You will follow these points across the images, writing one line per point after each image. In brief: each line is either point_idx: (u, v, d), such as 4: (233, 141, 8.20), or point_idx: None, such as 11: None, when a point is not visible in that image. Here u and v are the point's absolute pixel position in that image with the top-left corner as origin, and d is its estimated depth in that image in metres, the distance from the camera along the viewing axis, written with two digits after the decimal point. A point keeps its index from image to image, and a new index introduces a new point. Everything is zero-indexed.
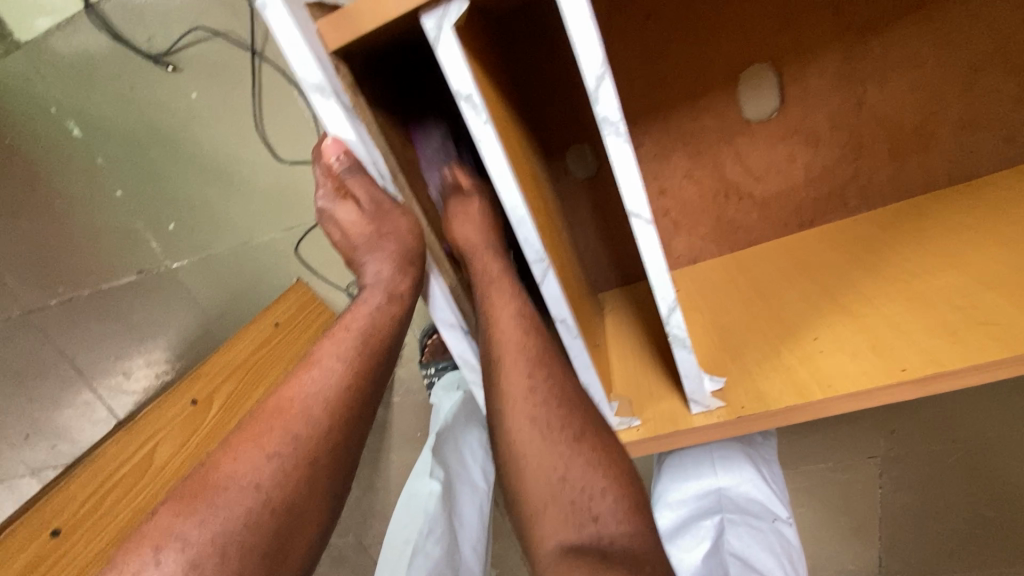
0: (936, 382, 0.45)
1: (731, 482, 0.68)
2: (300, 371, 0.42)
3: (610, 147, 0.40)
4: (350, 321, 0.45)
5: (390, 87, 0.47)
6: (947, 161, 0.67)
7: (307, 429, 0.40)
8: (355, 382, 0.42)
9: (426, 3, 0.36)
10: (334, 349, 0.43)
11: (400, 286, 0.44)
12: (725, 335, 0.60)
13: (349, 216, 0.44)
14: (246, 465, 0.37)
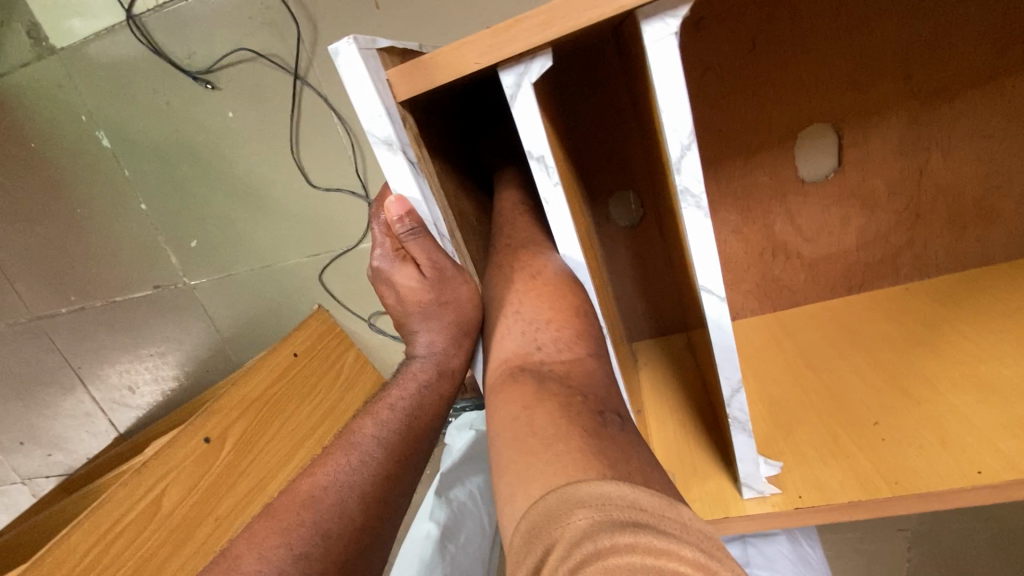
0: (1016, 490, 0.42)
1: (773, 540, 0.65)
2: (333, 453, 0.41)
3: (687, 218, 0.38)
4: (394, 398, 0.43)
5: (449, 133, 0.44)
6: (1008, 236, 0.65)
7: (341, 521, 0.37)
8: (394, 466, 0.40)
9: (509, 59, 0.33)
10: (373, 430, 0.42)
11: (452, 362, 0.43)
12: (775, 407, 0.57)
13: (408, 280, 0.42)
14: (268, 565, 0.34)
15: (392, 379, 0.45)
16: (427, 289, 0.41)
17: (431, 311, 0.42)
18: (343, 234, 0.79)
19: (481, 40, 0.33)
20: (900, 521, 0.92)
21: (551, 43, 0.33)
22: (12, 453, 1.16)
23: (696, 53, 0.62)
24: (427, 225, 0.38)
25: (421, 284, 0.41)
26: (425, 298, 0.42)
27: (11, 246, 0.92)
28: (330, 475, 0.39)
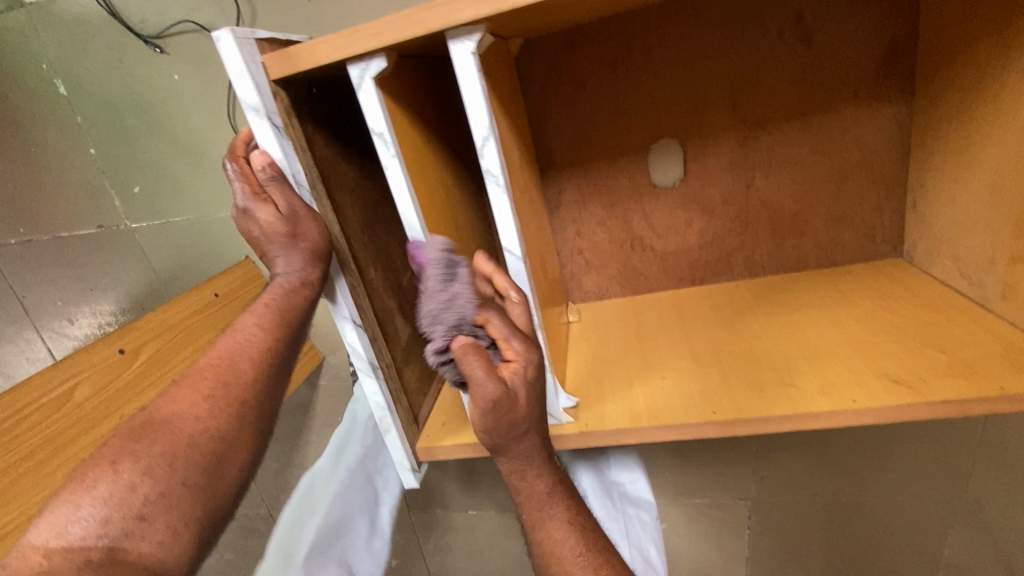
0: (735, 426, 0.55)
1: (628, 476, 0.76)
2: (227, 338, 0.54)
3: (491, 192, 0.50)
4: (268, 301, 0.54)
5: (337, 111, 0.56)
6: (817, 248, 0.79)
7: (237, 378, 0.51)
8: (277, 345, 0.54)
9: (353, 56, 0.45)
10: (255, 319, 0.54)
11: (312, 274, 0.51)
12: (599, 364, 0.70)
13: (267, 216, 0.49)
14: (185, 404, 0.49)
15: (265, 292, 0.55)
16: (283, 223, 0.48)
17: (287, 242, 0.49)
18: None
19: (330, 42, 0.44)
20: (741, 492, 1.06)
21: (384, 49, 0.45)
22: None
23: (571, 69, 0.74)
24: (286, 174, 0.48)
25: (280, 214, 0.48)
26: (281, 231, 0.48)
27: None
28: (232, 349, 0.53)
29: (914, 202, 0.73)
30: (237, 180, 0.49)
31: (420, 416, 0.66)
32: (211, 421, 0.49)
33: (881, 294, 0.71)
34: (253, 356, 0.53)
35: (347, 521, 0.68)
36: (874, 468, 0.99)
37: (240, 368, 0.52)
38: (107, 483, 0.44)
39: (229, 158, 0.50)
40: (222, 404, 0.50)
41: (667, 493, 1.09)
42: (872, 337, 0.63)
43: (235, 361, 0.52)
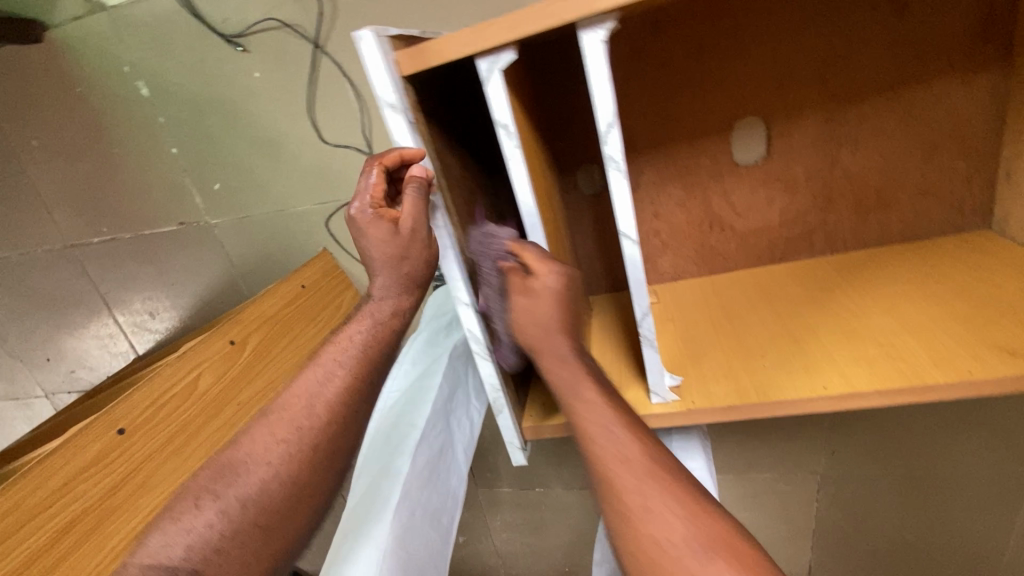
0: (845, 401, 0.56)
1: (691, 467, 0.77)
2: (297, 386, 0.60)
3: (611, 177, 0.51)
4: (359, 324, 0.62)
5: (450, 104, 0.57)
6: (903, 222, 0.78)
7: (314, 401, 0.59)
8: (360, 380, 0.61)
9: (485, 49, 0.46)
10: (342, 353, 0.61)
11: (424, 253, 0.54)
12: (691, 343, 0.71)
13: (374, 237, 0.53)
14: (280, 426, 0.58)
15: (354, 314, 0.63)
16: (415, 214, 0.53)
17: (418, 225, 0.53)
18: (348, 186, 0.91)
19: (465, 36, 0.45)
20: (811, 467, 1.07)
21: (515, 41, 0.45)
22: (39, 368, 1.30)
23: (655, 50, 0.74)
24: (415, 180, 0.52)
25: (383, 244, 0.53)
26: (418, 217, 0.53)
27: (53, 178, 1.03)
28: (312, 393, 0.59)
29: (1009, 173, 0.71)
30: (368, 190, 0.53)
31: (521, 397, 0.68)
32: (293, 462, 0.56)
33: (975, 265, 0.70)
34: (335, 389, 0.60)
35: (430, 470, 0.70)
36: (948, 444, 0.99)
37: (330, 409, 0.59)
38: (233, 491, 0.53)
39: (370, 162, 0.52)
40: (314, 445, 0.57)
41: (736, 469, 1.10)
42: (973, 310, 0.63)
43: (319, 407, 0.59)
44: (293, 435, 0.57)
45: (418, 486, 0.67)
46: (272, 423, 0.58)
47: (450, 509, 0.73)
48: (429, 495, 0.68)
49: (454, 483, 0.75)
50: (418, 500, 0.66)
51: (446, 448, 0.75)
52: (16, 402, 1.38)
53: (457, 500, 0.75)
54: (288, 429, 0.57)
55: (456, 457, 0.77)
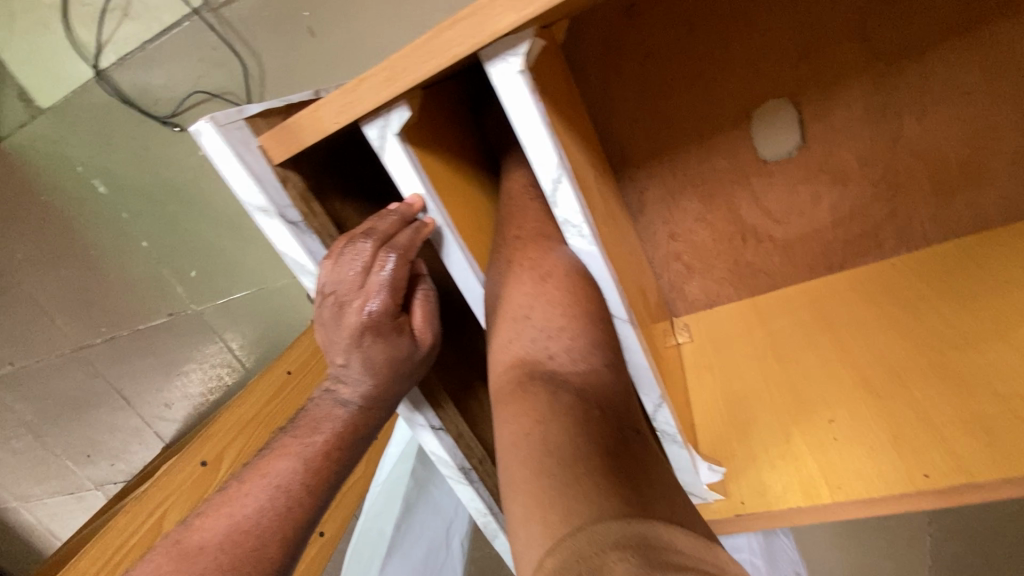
0: (965, 495, 0.39)
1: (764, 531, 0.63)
2: (219, 506, 0.38)
3: (575, 246, 0.37)
4: (305, 432, 0.39)
5: (373, 170, 0.45)
6: (1003, 198, 0.58)
7: (240, 535, 0.37)
8: (303, 495, 0.38)
9: (366, 113, 0.33)
10: (289, 457, 0.39)
11: (402, 358, 0.36)
12: (735, 404, 0.56)
13: (382, 349, 0.35)
14: None
15: (301, 413, 0.41)
16: (394, 298, 0.35)
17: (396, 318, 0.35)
18: None
19: (335, 101, 0.33)
20: None
21: (406, 93, 0.33)
22: (83, 465, 1.25)
23: (633, 41, 0.59)
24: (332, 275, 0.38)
25: (400, 356, 0.36)
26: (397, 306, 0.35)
27: (44, 286, 1.00)
28: (243, 507, 0.38)
29: None
30: (376, 282, 0.33)
31: None
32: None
33: None
34: (271, 505, 0.38)
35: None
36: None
37: (260, 545, 0.37)
38: None
39: (372, 237, 0.33)
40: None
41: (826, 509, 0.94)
42: None
43: (250, 525, 0.37)
44: None
45: None
46: (171, 566, 0.36)
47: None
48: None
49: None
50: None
51: (433, 552, 0.69)
52: (73, 495, 1.31)
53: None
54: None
55: (449, 558, 0.71)
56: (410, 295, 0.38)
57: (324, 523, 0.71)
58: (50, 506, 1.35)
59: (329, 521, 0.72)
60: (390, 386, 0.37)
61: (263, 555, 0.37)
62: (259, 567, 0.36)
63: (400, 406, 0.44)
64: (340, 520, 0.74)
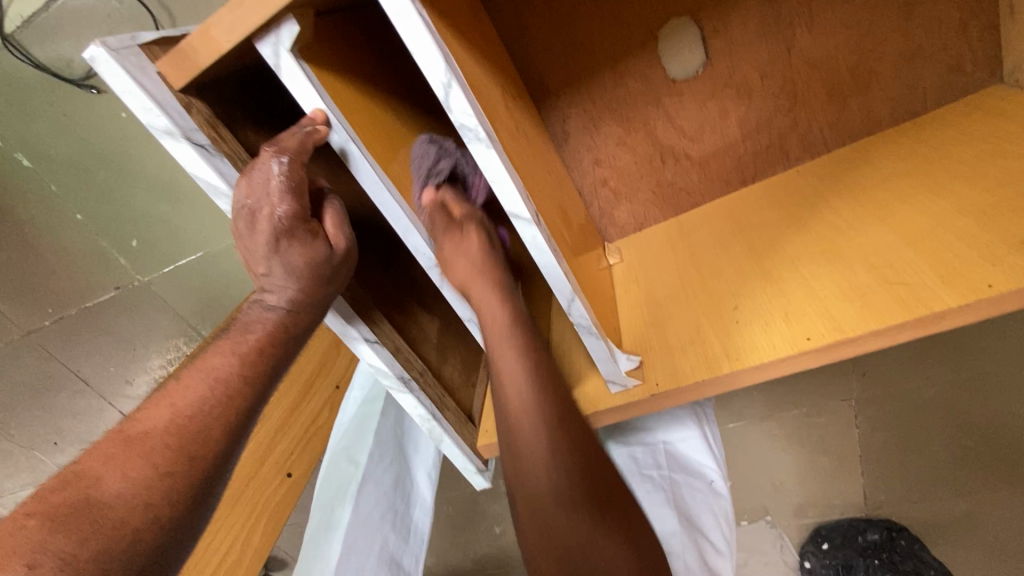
0: (838, 350, 0.45)
1: (692, 436, 0.70)
2: (160, 400, 0.38)
3: (475, 150, 0.40)
4: (237, 334, 0.41)
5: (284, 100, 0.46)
6: (892, 99, 0.64)
7: (183, 419, 0.37)
8: (242, 386, 0.39)
9: (257, 31, 0.35)
10: (225, 354, 0.40)
11: (319, 264, 0.39)
12: (655, 307, 0.61)
13: (300, 253, 0.38)
14: (130, 478, 0.34)
15: (232, 321, 0.43)
16: (303, 206, 0.37)
17: (306, 225, 0.38)
18: None
19: (224, 20, 0.35)
20: (843, 393, 1.03)
21: (291, 7, 0.34)
22: (48, 454, 1.20)
23: None
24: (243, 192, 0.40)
25: (318, 260, 0.39)
26: (306, 214, 0.38)
27: None
28: (186, 396, 0.38)
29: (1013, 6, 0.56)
30: (277, 186, 0.35)
31: (473, 410, 0.61)
32: (154, 497, 0.34)
33: (988, 136, 0.55)
34: (212, 395, 0.38)
35: (379, 510, 0.65)
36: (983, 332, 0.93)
37: (204, 431, 0.37)
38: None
39: (271, 146, 0.35)
40: (183, 480, 0.35)
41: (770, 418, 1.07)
42: (990, 197, 0.49)
43: (194, 411, 0.38)
44: (152, 459, 0.35)
45: (366, 527, 0.63)
46: (113, 452, 0.35)
47: (415, 545, 0.65)
48: (383, 536, 0.63)
49: (418, 515, 0.68)
50: (366, 547, 0.62)
51: (399, 480, 0.70)
52: (41, 486, 1.28)
53: (423, 538, 0.67)
54: (139, 459, 0.35)
55: (416, 488, 0.71)
56: (322, 214, 0.41)
57: (291, 464, 0.75)
58: (21, 500, 1.32)
59: (296, 463, 0.76)
60: (314, 288, 0.40)
61: (210, 441, 0.37)
62: (208, 448, 0.37)
63: (332, 320, 0.46)
64: (307, 462, 0.77)
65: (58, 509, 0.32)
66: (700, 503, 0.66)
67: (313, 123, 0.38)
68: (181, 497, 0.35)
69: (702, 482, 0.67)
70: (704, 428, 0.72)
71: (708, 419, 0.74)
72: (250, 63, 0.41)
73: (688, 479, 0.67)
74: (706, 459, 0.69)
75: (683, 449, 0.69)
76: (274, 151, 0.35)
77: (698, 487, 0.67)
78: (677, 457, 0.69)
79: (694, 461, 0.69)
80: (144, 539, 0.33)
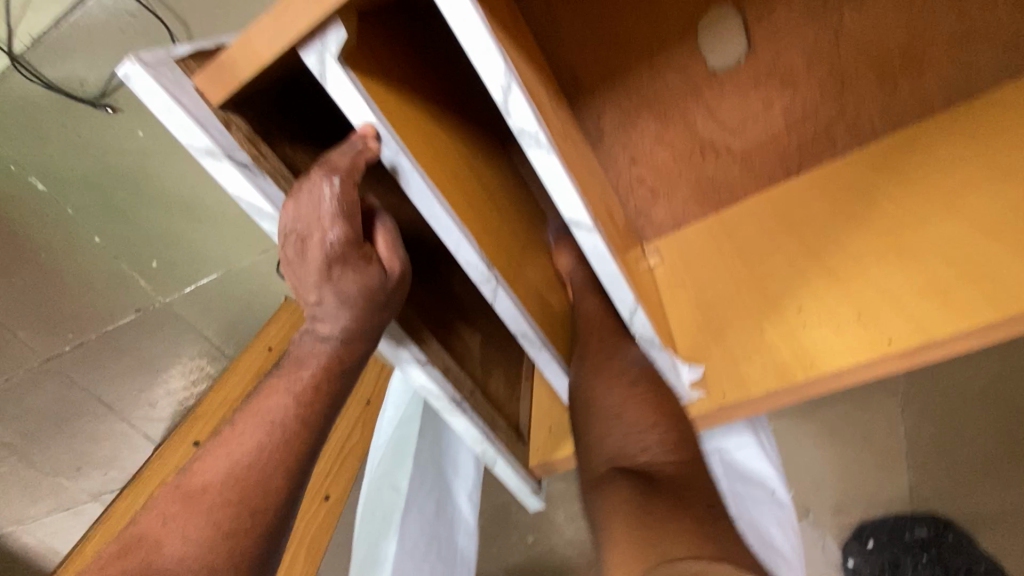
0: (923, 354, 0.42)
1: (749, 442, 0.65)
2: (216, 449, 0.37)
3: (533, 157, 0.37)
4: (290, 371, 0.39)
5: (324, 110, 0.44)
6: (947, 81, 0.60)
7: (238, 473, 0.36)
8: (297, 428, 0.37)
9: (302, 39, 0.32)
10: (276, 394, 0.38)
11: (373, 291, 0.37)
12: (708, 310, 0.58)
13: (354, 280, 0.36)
14: (193, 543, 0.33)
15: (282, 354, 0.40)
16: (355, 228, 0.34)
17: (358, 249, 0.35)
18: None
19: (267, 29, 0.32)
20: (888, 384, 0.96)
21: (338, 13, 0.31)
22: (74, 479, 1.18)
23: None
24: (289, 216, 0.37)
25: (372, 286, 0.36)
26: (359, 236, 0.35)
27: None
28: (241, 444, 0.37)
29: None
30: (330, 210, 0.33)
31: (521, 426, 0.59)
32: (214, 560, 0.33)
33: None
34: (267, 442, 0.37)
35: (426, 537, 0.65)
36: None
37: (260, 484, 0.36)
38: None
39: (320, 168, 0.33)
40: (244, 537, 0.34)
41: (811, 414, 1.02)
42: None
43: (249, 463, 0.36)
44: (212, 518, 0.34)
45: (416, 557, 0.63)
46: (173, 511, 0.35)
47: (463, 572, 0.67)
48: (430, 564, 0.64)
49: (462, 540, 0.69)
50: None
51: (443, 503, 0.70)
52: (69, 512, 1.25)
53: (470, 563, 0.69)
54: (200, 516, 0.34)
55: (459, 510, 0.71)
56: (371, 236, 0.38)
57: (329, 486, 0.73)
58: (50, 525, 1.30)
59: (334, 484, 0.74)
60: (369, 315, 0.37)
61: (269, 493, 0.36)
62: (265, 500, 0.36)
63: (383, 346, 0.44)
64: (345, 482, 0.75)
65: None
66: (767, 514, 0.63)
67: (363, 138, 0.36)
68: (243, 555, 0.34)
69: (763, 491, 0.64)
70: (757, 428, 0.67)
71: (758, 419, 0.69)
72: (288, 74, 0.38)
73: (750, 491, 0.64)
74: (764, 464, 0.65)
75: (740, 458, 0.65)
76: (325, 173, 0.33)
77: (759, 497, 0.64)
78: (736, 468, 0.65)
79: (753, 469, 0.65)
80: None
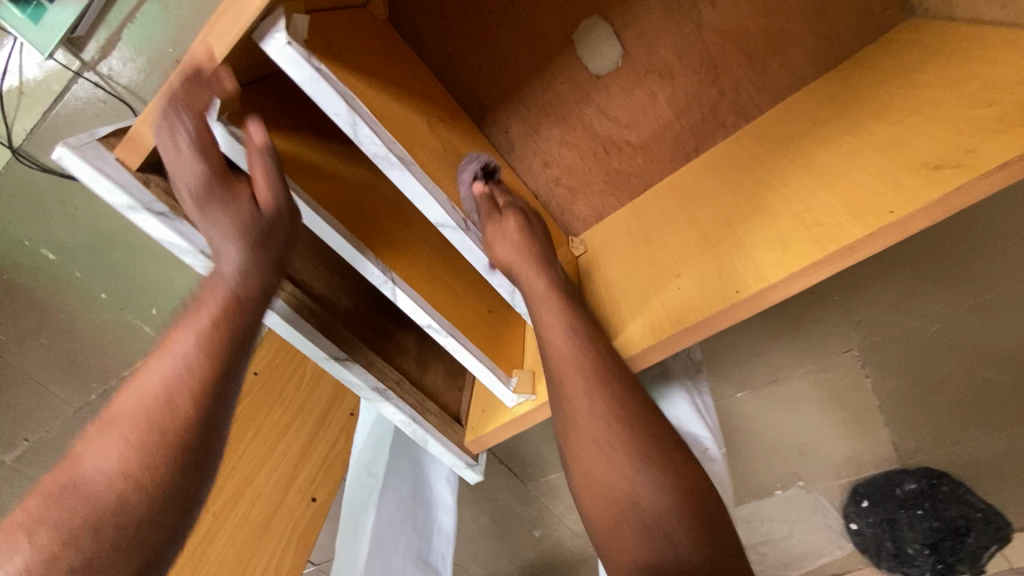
0: (765, 298, 0.48)
1: (681, 408, 0.73)
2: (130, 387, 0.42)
3: (393, 174, 0.46)
4: (193, 314, 0.45)
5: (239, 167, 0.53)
6: (811, 52, 0.66)
7: (156, 403, 0.41)
8: (203, 357, 0.43)
9: (186, 108, 0.42)
10: (183, 332, 0.44)
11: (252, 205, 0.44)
12: (614, 285, 0.65)
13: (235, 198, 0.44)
14: (110, 457, 0.38)
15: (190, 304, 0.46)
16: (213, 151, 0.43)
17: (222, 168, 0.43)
18: None
19: (158, 107, 0.42)
20: (842, 344, 1.02)
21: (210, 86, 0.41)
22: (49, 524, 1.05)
23: None
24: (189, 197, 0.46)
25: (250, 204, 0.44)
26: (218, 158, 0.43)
27: None
28: (151, 381, 0.42)
29: None
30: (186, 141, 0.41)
31: (459, 412, 0.66)
32: (133, 469, 0.38)
33: (902, 69, 0.56)
34: (176, 371, 0.42)
35: (402, 513, 0.72)
36: (985, 259, 0.90)
37: (171, 400, 0.41)
38: None
39: (170, 109, 0.41)
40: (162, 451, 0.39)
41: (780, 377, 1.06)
42: (897, 129, 0.51)
43: (164, 391, 0.41)
44: (131, 439, 0.39)
45: (390, 530, 0.70)
46: (94, 439, 0.40)
47: (442, 544, 0.73)
48: (406, 536, 0.70)
49: (443, 519, 0.76)
50: (393, 547, 0.69)
51: (418, 487, 0.76)
52: None
53: (450, 537, 0.74)
54: (116, 439, 0.39)
55: (436, 493, 0.77)
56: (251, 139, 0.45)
57: (315, 489, 0.81)
58: None
59: (321, 487, 0.82)
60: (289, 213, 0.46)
61: None
62: (176, 419, 0.40)
63: (305, 347, 0.53)
64: (331, 485, 0.83)
65: (46, 498, 0.37)
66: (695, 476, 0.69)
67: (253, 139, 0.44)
68: (158, 466, 0.39)
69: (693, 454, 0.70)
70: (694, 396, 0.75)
71: (700, 390, 0.77)
72: None
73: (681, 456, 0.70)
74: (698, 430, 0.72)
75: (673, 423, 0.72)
76: (175, 111, 0.41)
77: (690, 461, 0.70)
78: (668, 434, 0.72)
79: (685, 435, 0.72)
80: (134, 497, 0.38)
